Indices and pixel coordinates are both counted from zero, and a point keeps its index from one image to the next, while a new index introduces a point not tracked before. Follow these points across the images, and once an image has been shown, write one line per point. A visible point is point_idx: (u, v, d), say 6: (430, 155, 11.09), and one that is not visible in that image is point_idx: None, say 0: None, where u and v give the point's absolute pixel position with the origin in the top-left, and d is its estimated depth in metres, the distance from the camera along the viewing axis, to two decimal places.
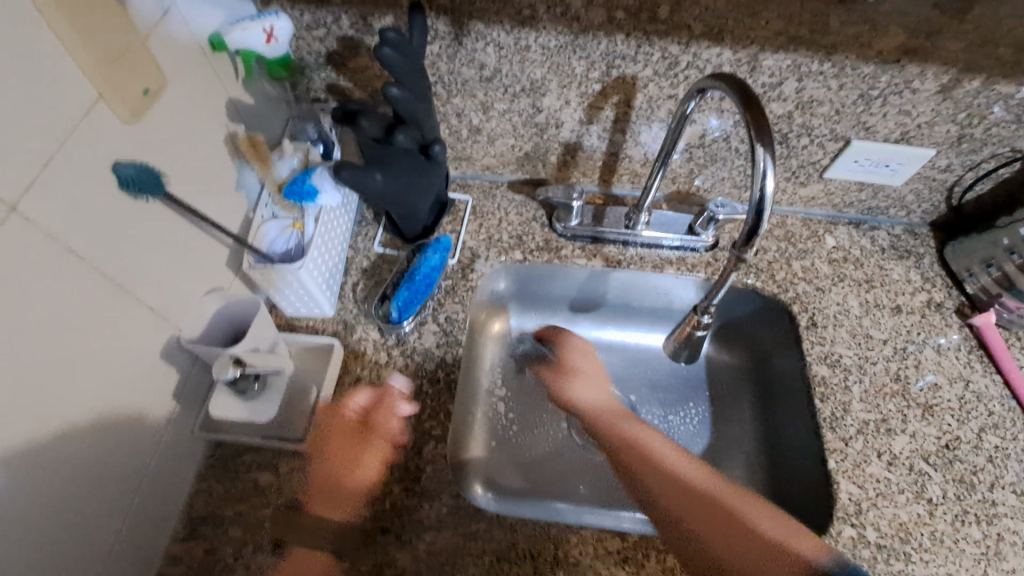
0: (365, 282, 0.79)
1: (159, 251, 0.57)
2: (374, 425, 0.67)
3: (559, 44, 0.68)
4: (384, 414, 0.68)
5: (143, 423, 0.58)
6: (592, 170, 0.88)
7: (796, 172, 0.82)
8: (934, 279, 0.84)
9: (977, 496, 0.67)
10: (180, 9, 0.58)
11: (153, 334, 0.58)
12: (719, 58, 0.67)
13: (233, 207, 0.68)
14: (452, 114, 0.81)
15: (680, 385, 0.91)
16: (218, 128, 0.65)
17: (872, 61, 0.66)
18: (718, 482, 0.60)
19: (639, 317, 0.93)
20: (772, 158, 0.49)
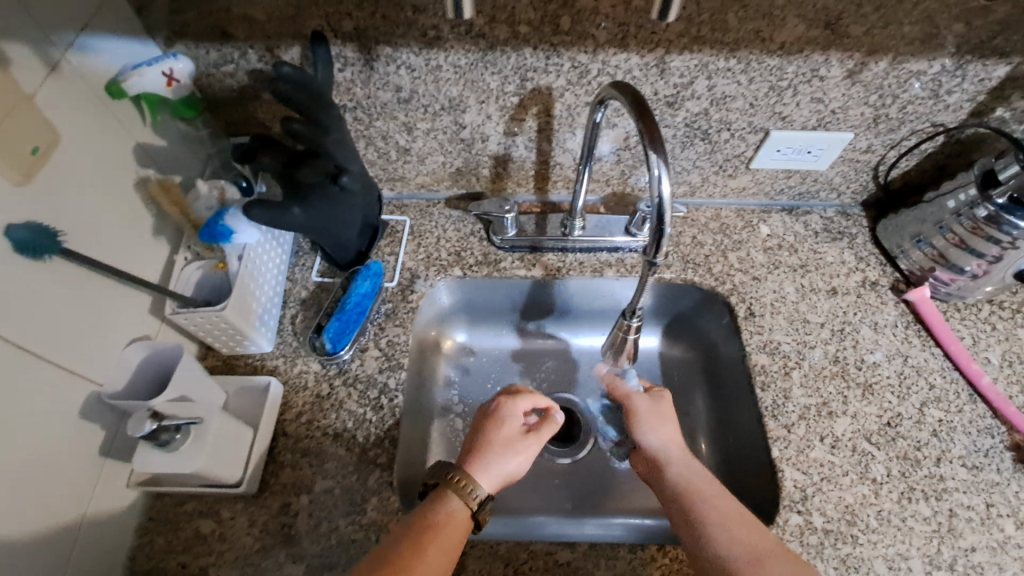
0: (304, 313, 0.78)
1: (63, 308, 0.57)
2: (505, 422, 0.65)
3: (469, 62, 0.68)
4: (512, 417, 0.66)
5: (65, 482, 0.57)
6: (526, 180, 0.87)
7: (723, 165, 0.83)
8: (868, 258, 0.86)
9: (919, 470, 0.68)
10: (70, 61, 0.57)
11: (67, 393, 0.57)
12: (628, 63, 0.68)
13: (151, 254, 0.67)
14: (377, 137, 0.80)
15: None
16: (125, 176, 0.64)
17: (776, 53, 0.67)
18: (755, 539, 0.55)
19: (590, 320, 0.92)
20: (664, 163, 0.51)
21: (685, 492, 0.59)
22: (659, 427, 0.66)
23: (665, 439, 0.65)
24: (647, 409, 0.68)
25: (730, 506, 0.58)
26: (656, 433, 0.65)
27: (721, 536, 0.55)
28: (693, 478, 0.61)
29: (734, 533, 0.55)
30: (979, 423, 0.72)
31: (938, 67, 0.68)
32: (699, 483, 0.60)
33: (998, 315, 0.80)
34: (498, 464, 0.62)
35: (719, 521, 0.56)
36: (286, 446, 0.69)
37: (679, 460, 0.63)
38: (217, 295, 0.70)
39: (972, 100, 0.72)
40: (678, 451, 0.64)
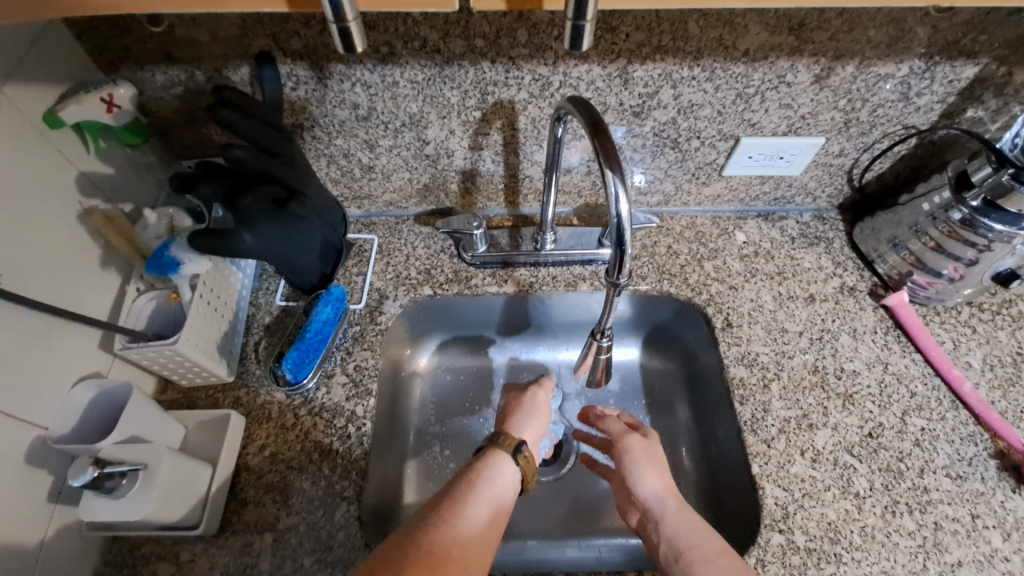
0: (267, 339, 0.75)
1: (2, 351, 0.54)
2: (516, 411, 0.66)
3: (426, 77, 0.66)
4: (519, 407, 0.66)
5: (12, 535, 0.54)
6: (496, 194, 0.85)
7: (696, 173, 0.82)
8: (846, 263, 0.84)
9: (902, 483, 0.67)
10: (4, 93, 0.54)
11: (11, 441, 0.54)
12: (590, 74, 0.66)
13: (100, 287, 0.65)
14: (338, 156, 0.77)
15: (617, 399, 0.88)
16: (67, 208, 0.61)
17: (740, 60, 0.65)
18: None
19: (569, 332, 0.90)
20: (622, 179, 0.50)
21: (680, 552, 0.53)
22: (652, 473, 0.61)
23: (660, 488, 0.59)
24: (643, 449, 0.63)
25: (731, 567, 0.51)
26: (649, 480, 0.60)
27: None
28: (688, 534, 0.54)
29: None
30: (962, 431, 0.70)
31: (906, 69, 0.67)
32: (693, 535, 0.54)
33: (978, 318, 0.79)
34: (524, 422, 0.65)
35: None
36: (249, 482, 0.66)
37: (673, 512, 0.57)
38: (170, 327, 0.67)
39: (942, 101, 0.71)
40: (674, 503, 0.58)
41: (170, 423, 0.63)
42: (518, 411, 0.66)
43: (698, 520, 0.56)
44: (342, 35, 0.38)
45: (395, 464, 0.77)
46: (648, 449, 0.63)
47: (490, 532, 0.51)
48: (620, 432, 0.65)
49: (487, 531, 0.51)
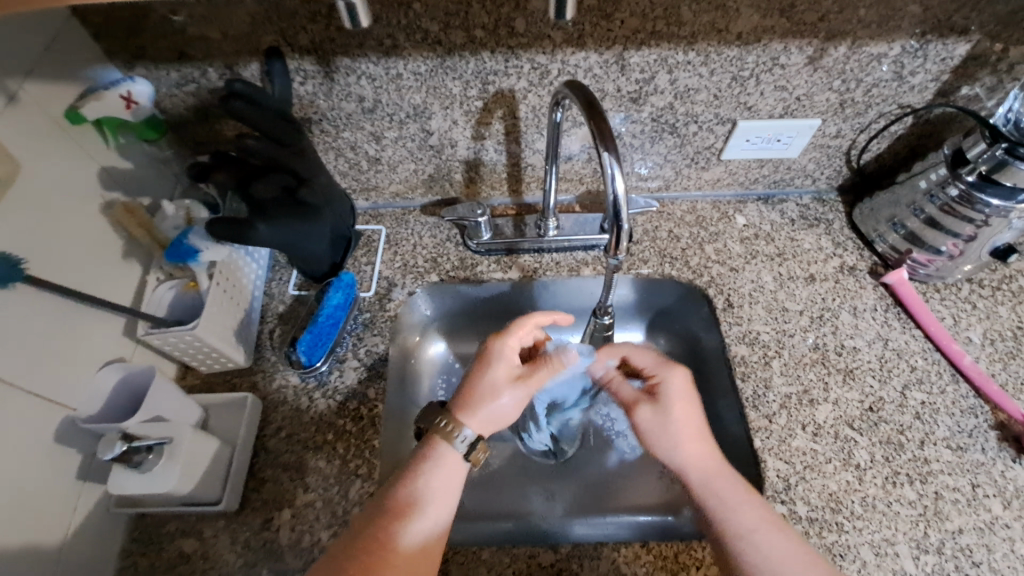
0: (282, 327, 0.78)
1: (33, 335, 0.57)
2: (495, 363, 0.62)
3: (429, 69, 0.69)
4: (495, 374, 0.62)
5: (47, 508, 0.57)
6: (500, 183, 0.87)
7: (694, 158, 0.83)
8: (846, 243, 0.85)
9: (903, 454, 0.68)
10: (29, 92, 0.57)
11: (44, 420, 0.57)
12: (587, 61, 0.68)
13: (122, 277, 0.68)
14: (346, 148, 0.79)
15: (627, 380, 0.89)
16: (89, 200, 0.64)
17: (734, 44, 0.67)
18: (787, 546, 0.53)
19: (575, 319, 0.91)
20: (618, 161, 0.52)
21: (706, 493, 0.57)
22: (679, 408, 0.62)
23: (683, 424, 0.61)
24: (677, 385, 0.64)
25: (757, 507, 0.56)
26: (674, 419, 0.62)
27: (748, 552, 0.53)
28: (710, 476, 0.58)
29: (761, 542, 0.53)
30: (962, 404, 0.71)
31: (899, 49, 0.68)
32: (714, 488, 0.57)
33: (978, 295, 0.79)
34: (488, 408, 0.60)
35: (749, 532, 0.54)
36: (267, 462, 0.69)
37: (695, 451, 0.60)
38: (190, 314, 0.70)
39: (936, 79, 0.72)
40: (694, 441, 0.60)
41: (191, 405, 0.66)
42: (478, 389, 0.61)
43: (715, 461, 0.59)
44: (347, 7, 0.40)
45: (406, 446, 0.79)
46: (669, 393, 0.63)
47: (453, 487, 0.57)
48: (633, 400, 0.65)
49: (443, 486, 0.56)
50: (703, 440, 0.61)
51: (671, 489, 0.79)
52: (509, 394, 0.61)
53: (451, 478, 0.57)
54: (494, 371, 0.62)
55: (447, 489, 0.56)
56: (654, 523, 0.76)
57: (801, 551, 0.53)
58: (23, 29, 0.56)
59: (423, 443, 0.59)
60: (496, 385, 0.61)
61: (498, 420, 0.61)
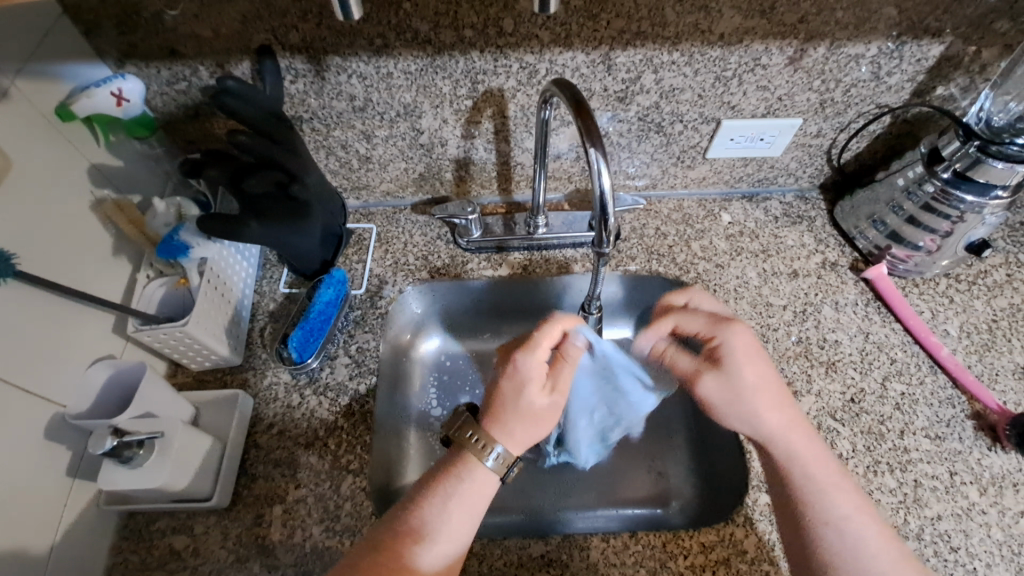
0: (273, 324, 0.78)
1: (23, 331, 0.57)
2: (520, 375, 0.60)
3: (419, 68, 0.69)
4: (520, 388, 0.60)
5: (38, 504, 0.57)
6: (489, 182, 0.88)
7: (680, 157, 0.85)
8: (827, 240, 0.87)
9: (883, 443, 0.70)
10: (19, 88, 0.57)
11: (34, 416, 0.57)
12: (574, 61, 0.69)
13: (113, 274, 0.68)
14: (337, 147, 0.80)
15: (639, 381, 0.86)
16: (81, 197, 0.64)
17: (717, 44, 0.68)
18: (878, 539, 0.55)
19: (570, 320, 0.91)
20: (603, 156, 0.53)
21: (785, 468, 0.60)
22: (747, 373, 0.63)
23: (751, 390, 0.63)
24: (745, 346, 0.64)
25: (846, 488, 0.58)
26: (741, 385, 0.63)
27: (837, 530, 0.55)
28: (798, 452, 0.60)
29: (849, 534, 0.55)
30: (940, 395, 0.73)
31: (876, 50, 0.70)
32: (801, 452, 0.60)
33: (955, 289, 0.82)
34: (518, 425, 0.59)
35: (838, 523, 0.55)
36: (258, 458, 0.69)
37: (770, 426, 0.61)
38: (181, 311, 0.70)
39: (912, 80, 0.74)
40: (768, 412, 0.62)
41: (181, 401, 0.66)
42: (505, 407, 0.59)
43: (799, 439, 0.61)
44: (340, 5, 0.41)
45: (397, 444, 0.80)
46: (732, 357, 0.64)
47: (484, 501, 0.56)
48: (693, 371, 0.67)
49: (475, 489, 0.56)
50: (784, 400, 0.63)
51: (659, 482, 0.80)
52: (534, 407, 0.60)
53: (483, 493, 0.56)
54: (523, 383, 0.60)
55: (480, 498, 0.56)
56: (643, 515, 0.78)
57: (886, 539, 0.55)
58: (14, 27, 0.56)
59: (455, 456, 0.58)
60: (524, 399, 0.59)
61: (525, 436, 0.59)
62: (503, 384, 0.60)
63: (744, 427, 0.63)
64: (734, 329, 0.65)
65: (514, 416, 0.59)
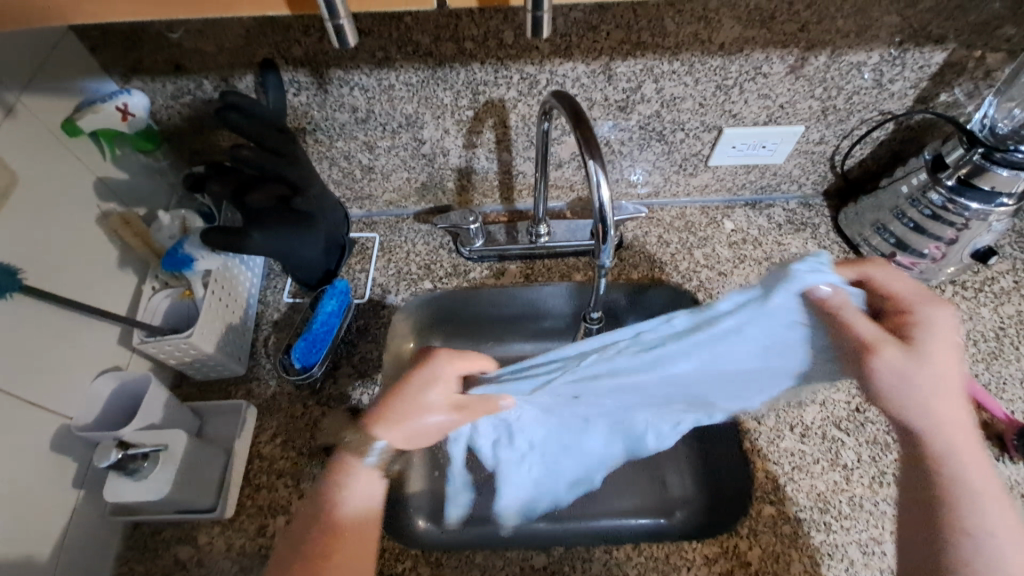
0: (276, 334, 0.79)
1: (30, 344, 0.58)
2: (429, 376, 0.62)
3: (420, 80, 0.70)
4: (422, 389, 0.61)
5: (44, 516, 0.58)
6: (491, 191, 0.88)
7: (682, 165, 0.85)
8: (832, 247, 0.86)
9: (889, 454, 0.69)
10: (26, 105, 0.58)
11: (40, 428, 0.58)
12: (575, 71, 0.70)
13: (118, 286, 0.69)
14: (340, 158, 0.81)
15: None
16: (86, 211, 0.65)
17: (717, 54, 0.68)
18: None
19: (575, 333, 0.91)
20: (602, 168, 0.53)
21: (941, 463, 0.50)
22: (936, 362, 0.51)
23: (937, 376, 0.51)
24: (946, 334, 0.52)
25: (1004, 507, 0.48)
26: (919, 372, 0.51)
27: (997, 572, 0.45)
28: (960, 453, 0.50)
29: (1002, 550, 0.46)
30: None
31: (878, 57, 0.70)
32: (967, 466, 0.49)
33: (961, 296, 0.81)
34: (408, 424, 0.60)
35: (993, 534, 0.47)
36: (261, 468, 0.69)
37: (935, 417, 0.51)
38: (185, 321, 0.71)
39: (915, 87, 0.74)
40: (935, 402, 0.51)
41: (186, 412, 0.67)
42: (400, 404, 0.60)
43: (965, 436, 0.51)
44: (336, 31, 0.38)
45: None
46: (928, 338, 0.52)
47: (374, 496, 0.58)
48: (873, 338, 0.53)
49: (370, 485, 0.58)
50: (960, 398, 0.51)
51: (663, 492, 0.79)
52: (432, 408, 0.61)
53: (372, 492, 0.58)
54: (428, 383, 0.61)
55: (374, 497, 0.58)
56: (646, 526, 0.78)
57: None
58: (20, 45, 0.57)
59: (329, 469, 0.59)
60: (428, 397, 0.61)
61: (413, 433, 0.60)
62: (410, 379, 0.61)
63: (903, 413, 0.52)
64: (940, 313, 0.52)
65: (407, 415, 0.60)
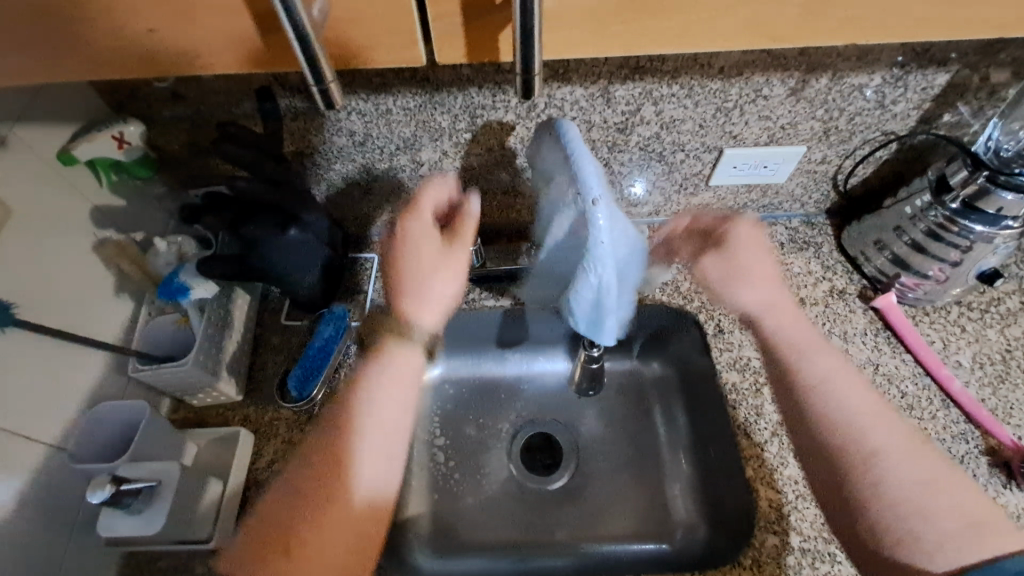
0: (274, 358, 0.78)
1: (27, 376, 0.58)
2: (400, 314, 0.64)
3: (417, 104, 0.69)
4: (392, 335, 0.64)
5: (37, 550, 0.57)
6: (491, 211, 0.88)
7: (683, 185, 0.84)
8: (834, 266, 0.86)
9: None
10: (19, 137, 0.58)
11: (34, 462, 0.57)
12: (573, 95, 0.69)
13: (114, 314, 0.68)
14: (338, 180, 0.80)
15: (650, 424, 0.85)
16: (82, 240, 0.65)
17: (717, 77, 0.68)
18: (949, 499, 0.53)
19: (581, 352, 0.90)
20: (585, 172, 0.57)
21: (873, 451, 0.56)
22: (822, 356, 0.63)
23: (833, 366, 0.62)
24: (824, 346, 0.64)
25: (906, 445, 0.56)
26: (819, 361, 0.62)
27: (877, 478, 0.55)
28: (885, 439, 0.56)
29: (908, 487, 0.54)
30: (952, 429, 0.72)
31: (879, 79, 0.69)
32: (861, 414, 0.58)
33: (967, 317, 0.80)
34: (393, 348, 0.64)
35: (879, 458, 0.56)
36: (258, 496, 0.69)
37: (866, 422, 0.57)
38: (182, 348, 0.70)
39: (918, 108, 0.73)
40: (859, 408, 0.58)
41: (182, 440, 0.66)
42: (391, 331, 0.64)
43: (902, 435, 0.57)
44: (320, 92, 0.41)
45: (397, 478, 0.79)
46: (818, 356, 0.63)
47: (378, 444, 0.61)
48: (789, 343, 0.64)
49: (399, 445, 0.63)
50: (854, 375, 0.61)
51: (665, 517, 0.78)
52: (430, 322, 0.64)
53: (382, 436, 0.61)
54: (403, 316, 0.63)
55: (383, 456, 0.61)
56: (648, 552, 0.77)
57: (946, 498, 0.53)
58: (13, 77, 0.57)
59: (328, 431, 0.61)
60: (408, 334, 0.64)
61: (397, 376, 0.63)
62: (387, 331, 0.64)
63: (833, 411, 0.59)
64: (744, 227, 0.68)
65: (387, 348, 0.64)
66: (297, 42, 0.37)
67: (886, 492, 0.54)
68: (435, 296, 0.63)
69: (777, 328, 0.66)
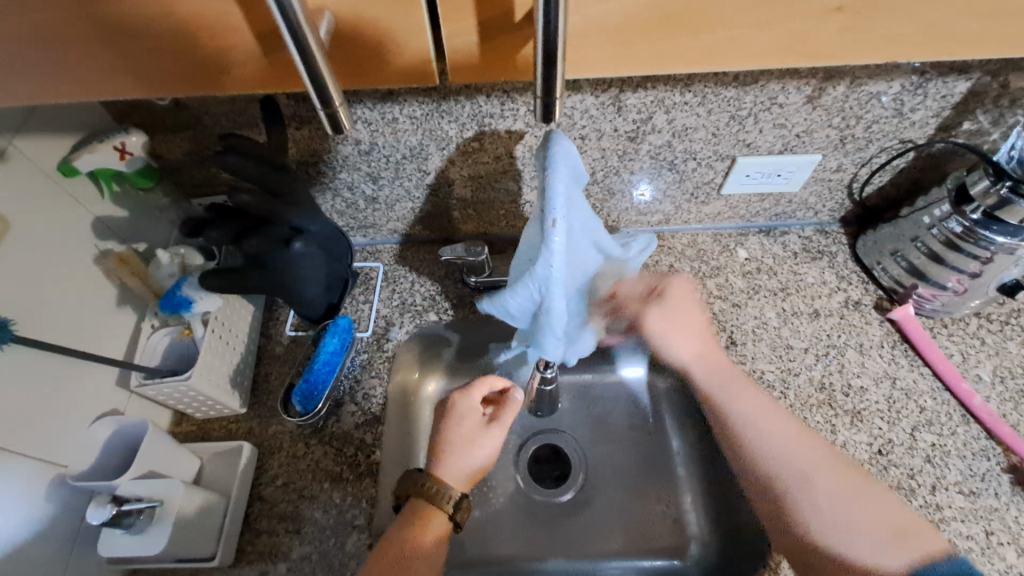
0: (278, 369, 0.77)
1: (27, 392, 0.57)
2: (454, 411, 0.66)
3: (424, 112, 0.68)
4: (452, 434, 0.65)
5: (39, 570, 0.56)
6: (499, 219, 0.86)
7: (694, 193, 0.83)
8: (850, 276, 0.84)
9: (914, 501, 0.66)
10: (18, 150, 0.57)
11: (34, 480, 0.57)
12: (583, 103, 0.67)
13: (116, 326, 0.67)
14: (343, 189, 0.79)
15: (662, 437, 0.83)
16: (83, 252, 0.64)
17: (731, 85, 0.66)
18: (882, 512, 0.59)
19: (590, 364, 0.86)
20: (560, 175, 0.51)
21: (808, 478, 0.61)
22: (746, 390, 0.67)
23: (755, 403, 0.66)
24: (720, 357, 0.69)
25: (837, 469, 0.61)
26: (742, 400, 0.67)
27: (829, 526, 0.59)
28: (809, 459, 0.62)
29: (846, 513, 0.59)
30: (974, 446, 0.70)
31: (898, 86, 0.67)
32: (811, 475, 0.61)
33: (986, 329, 0.78)
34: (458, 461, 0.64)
35: (821, 484, 0.60)
36: (262, 512, 0.68)
37: (799, 455, 0.62)
38: (184, 362, 0.69)
39: (937, 115, 0.71)
40: (788, 437, 0.64)
41: (185, 455, 0.65)
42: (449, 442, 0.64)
43: (817, 449, 0.63)
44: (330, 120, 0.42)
45: None
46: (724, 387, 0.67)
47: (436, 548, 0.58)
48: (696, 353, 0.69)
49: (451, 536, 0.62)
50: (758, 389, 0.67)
51: (677, 534, 0.77)
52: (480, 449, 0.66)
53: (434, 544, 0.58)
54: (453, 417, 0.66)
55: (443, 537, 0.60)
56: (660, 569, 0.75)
57: (881, 512, 0.59)
58: None
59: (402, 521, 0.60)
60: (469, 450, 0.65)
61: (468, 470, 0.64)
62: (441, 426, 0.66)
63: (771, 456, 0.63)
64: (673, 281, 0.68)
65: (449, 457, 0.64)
66: (307, 72, 0.38)
67: (835, 533, 0.58)
68: (470, 466, 0.64)
69: (705, 377, 0.68)
